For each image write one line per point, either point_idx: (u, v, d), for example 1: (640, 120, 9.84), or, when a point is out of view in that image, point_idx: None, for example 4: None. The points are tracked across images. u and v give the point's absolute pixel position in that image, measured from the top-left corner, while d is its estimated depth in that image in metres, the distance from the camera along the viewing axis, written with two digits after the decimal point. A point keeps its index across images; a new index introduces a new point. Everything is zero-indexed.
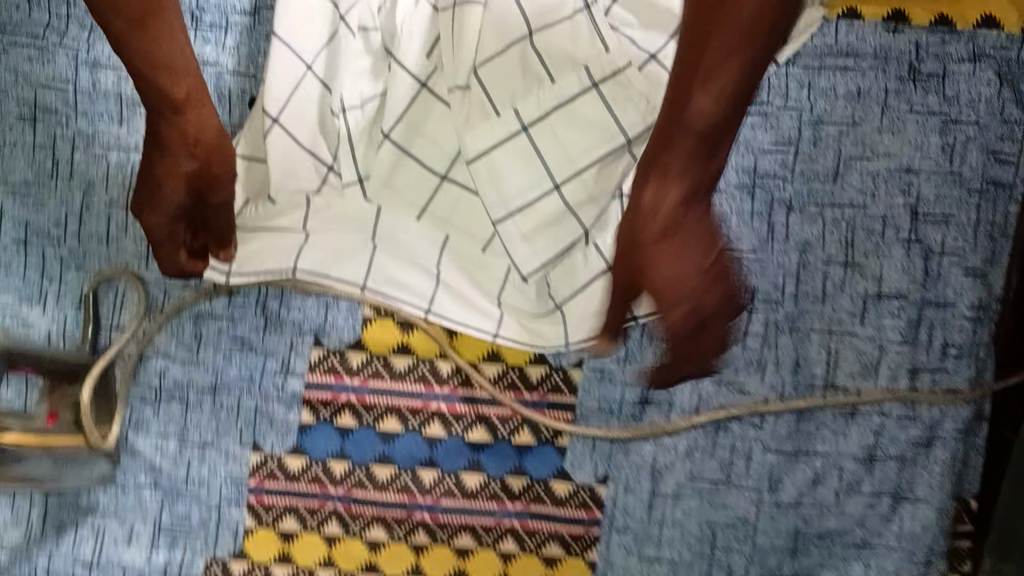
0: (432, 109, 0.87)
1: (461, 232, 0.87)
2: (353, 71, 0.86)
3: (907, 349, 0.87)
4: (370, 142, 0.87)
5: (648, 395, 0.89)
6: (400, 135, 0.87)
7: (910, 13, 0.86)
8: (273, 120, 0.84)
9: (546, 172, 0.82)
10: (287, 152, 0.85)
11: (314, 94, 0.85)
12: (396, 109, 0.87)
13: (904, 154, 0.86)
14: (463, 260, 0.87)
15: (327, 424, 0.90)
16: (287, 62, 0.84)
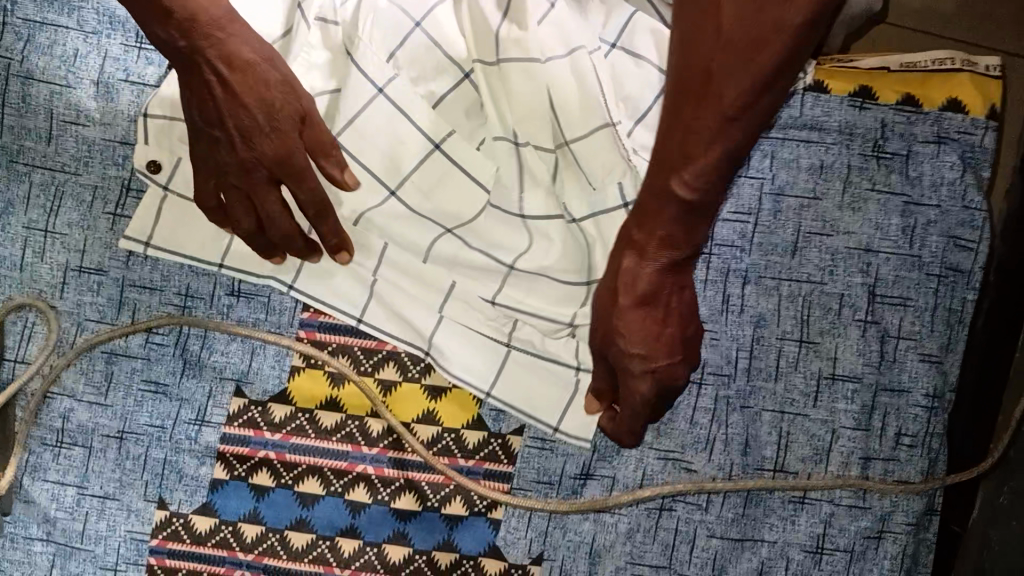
0: (385, 117, 0.82)
1: (403, 243, 0.84)
2: (304, 62, 0.82)
3: (860, 436, 0.83)
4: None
5: (591, 469, 0.83)
6: (347, 140, 0.82)
7: (878, 92, 0.85)
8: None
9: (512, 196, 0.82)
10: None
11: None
12: (348, 113, 0.81)
13: (864, 233, 0.83)
14: (405, 270, 0.84)
15: (241, 481, 0.83)
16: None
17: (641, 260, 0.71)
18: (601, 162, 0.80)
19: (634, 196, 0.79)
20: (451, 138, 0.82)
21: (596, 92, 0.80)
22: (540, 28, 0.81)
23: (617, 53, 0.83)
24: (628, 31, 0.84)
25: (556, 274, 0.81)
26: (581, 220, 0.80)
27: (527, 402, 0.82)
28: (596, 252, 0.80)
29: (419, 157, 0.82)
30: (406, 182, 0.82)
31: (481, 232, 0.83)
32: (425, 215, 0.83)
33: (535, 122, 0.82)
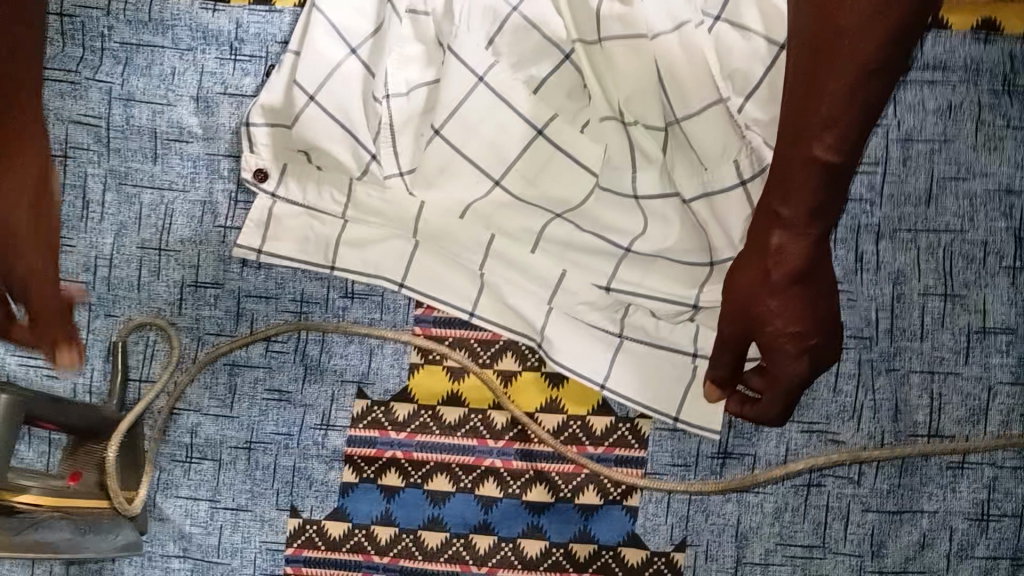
0: (489, 107, 0.80)
1: (509, 235, 0.82)
2: (399, 55, 0.83)
3: (1020, 392, 0.77)
4: (415, 131, 0.83)
5: (729, 447, 0.79)
6: (453, 132, 0.80)
7: (1002, 23, 0.79)
8: (309, 99, 0.81)
9: (624, 180, 0.79)
10: (325, 129, 0.82)
11: (357, 75, 0.81)
12: (449, 103, 0.80)
13: (1003, 174, 0.78)
14: (514, 262, 0.82)
15: (371, 483, 0.82)
16: (325, 47, 0.82)
17: (789, 230, 0.65)
18: (713, 141, 0.75)
19: (748, 175, 0.75)
20: (554, 123, 0.80)
21: (704, 69, 0.75)
22: (646, 3, 0.75)
23: (721, 27, 0.74)
24: (733, 1, 0.74)
25: (674, 256, 0.78)
26: (691, 202, 0.77)
27: (643, 388, 0.80)
28: (711, 231, 0.76)
29: (524, 146, 0.80)
30: (512, 172, 0.81)
31: (594, 216, 0.80)
32: (531, 202, 0.81)
33: (641, 105, 0.78)
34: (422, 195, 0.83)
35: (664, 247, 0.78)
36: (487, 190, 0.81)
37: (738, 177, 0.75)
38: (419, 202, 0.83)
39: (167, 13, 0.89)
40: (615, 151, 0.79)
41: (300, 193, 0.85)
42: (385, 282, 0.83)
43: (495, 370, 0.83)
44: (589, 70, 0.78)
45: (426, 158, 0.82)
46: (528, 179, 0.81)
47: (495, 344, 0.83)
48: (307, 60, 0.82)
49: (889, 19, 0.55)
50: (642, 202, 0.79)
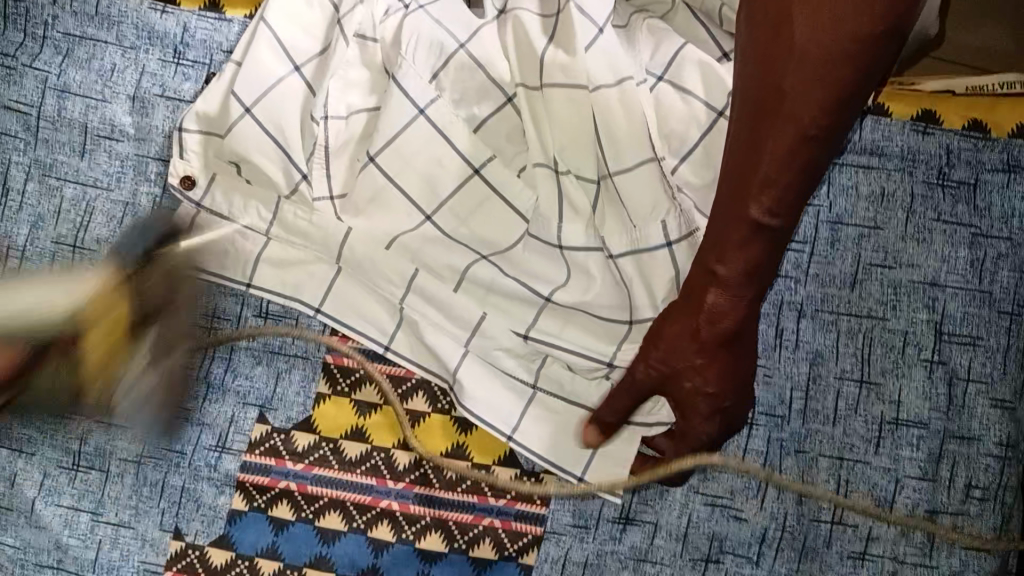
0: (426, 139, 0.77)
1: (430, 270, 0.79)
2: (341, 79, 0.79)
3: (926, 487, 0.76)
4: (351, 155, 0.80)
5: (631, 513, 0.77)
6: (386, 160, 0.77)
7: (942, 117, 0.79)
8: (244, 111, 0.78)
9: (550, 228, 0.76)
10: (257, 144, 0.79)
11: (298, 92, 0.79)
12: (385, 130, 0.77)
13: (929, 267, 0.78)
14: (434, 301, 0.79)
15: (260, 513, 0.78)
16: (268, 61, 0.79)
17: (724, 290, 0.64)
18: (643, 197, 0.73)
19: (677, 237, 0.73)
20: (491, 163, 0.78)
21: (642, 125, 0.72)
22: (589, 56, 0.73)
23: (662, 87, 0.74)
24: (677, 63, 0.74)
25: (596, 311, 0.75)
26: (618, 258, 0.74)
27: (550, 443, 0.77)
28: (636, 290, 0.74)
29: (457, 182, 0.78)
30: (442, 208, 0.78)
31: (517, 261, 0.77)
32: (458, 240, 0.78)
33: (577, 154, 0.75)
34: (349, 221, 0.79)
35: (586, 301, 0.75)
36: (412, 222, 0.78)
37: (665, 238, 0.73)
38: (344, 228, 0.80)
39: (115, 9, 0.87)
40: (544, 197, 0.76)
41: (224, 206, 0.81)
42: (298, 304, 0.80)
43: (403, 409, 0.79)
44: (528, 112, 0.76)
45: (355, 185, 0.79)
46: (456, 215, 0.78)
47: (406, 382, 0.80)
48: (246, 71, 0.78)
49: (832, 94, 0.58)
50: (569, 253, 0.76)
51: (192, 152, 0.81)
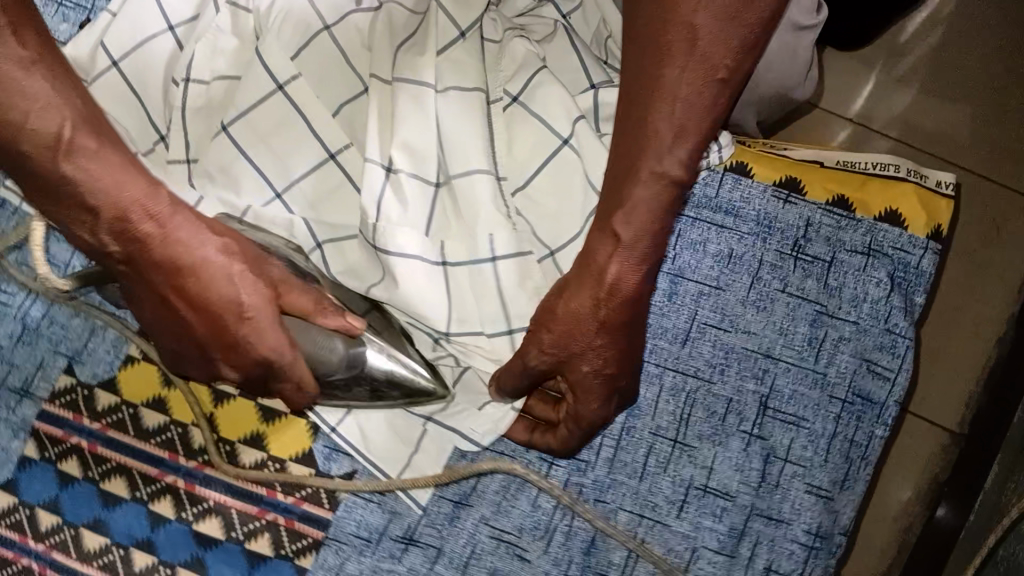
0: (281, 116, 0.75)
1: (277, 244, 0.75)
2: (210, 45, 0.77)
3: (722, 562, 0.73)
4: (207, 119, 0.77)
5: (415, 534, 0.74)
6: (240, 132, 0.75)
7: (807, 188, 0.77)
8: (112, 64, 0.77)
9: (379, 225, 0.70)
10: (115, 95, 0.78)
11: (164, 52, 0.78)
12: (244, 103, 0.75)
13: (766, 337, 0.75)
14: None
15: (48, 465, 0.76)
16: (143, 14, 0.78)
17: (628, 256, 0.59)
18: (480, 208, 0.71)
19: (506, 253, 0.70)
20: (348, 151, 0.76)
21: (486, 137, 0.72)
22: (439, 59, 0.73)
23: (516, 106, 0.73)
24: (533, 86, 0.73)
25: (421, 315, 0.71)
26: (451, 268, 0.71)
27: (368, 442, 0.75)
28: (464, 302, 0.72)
29: (313, 166, 0.76)
30: (294, 188, 0.76)
31: (348, 256, 0.75)
32: (304, 222, 0.76)
33: (417, 159, 0.71)
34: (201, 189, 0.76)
35: (414, 302, 0.71)
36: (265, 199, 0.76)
37: (496, 254, 0.70)
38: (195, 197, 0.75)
39: None
40: (378, 190, 0.70)
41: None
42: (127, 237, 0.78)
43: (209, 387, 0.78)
44: (373, 105, 0.72)
45: (208, 150, 0.76)
46: (302, 197, 0.76)
47: None
48: (119, 24, 0.77)
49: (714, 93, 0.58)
50: (392, 257, 0.70)
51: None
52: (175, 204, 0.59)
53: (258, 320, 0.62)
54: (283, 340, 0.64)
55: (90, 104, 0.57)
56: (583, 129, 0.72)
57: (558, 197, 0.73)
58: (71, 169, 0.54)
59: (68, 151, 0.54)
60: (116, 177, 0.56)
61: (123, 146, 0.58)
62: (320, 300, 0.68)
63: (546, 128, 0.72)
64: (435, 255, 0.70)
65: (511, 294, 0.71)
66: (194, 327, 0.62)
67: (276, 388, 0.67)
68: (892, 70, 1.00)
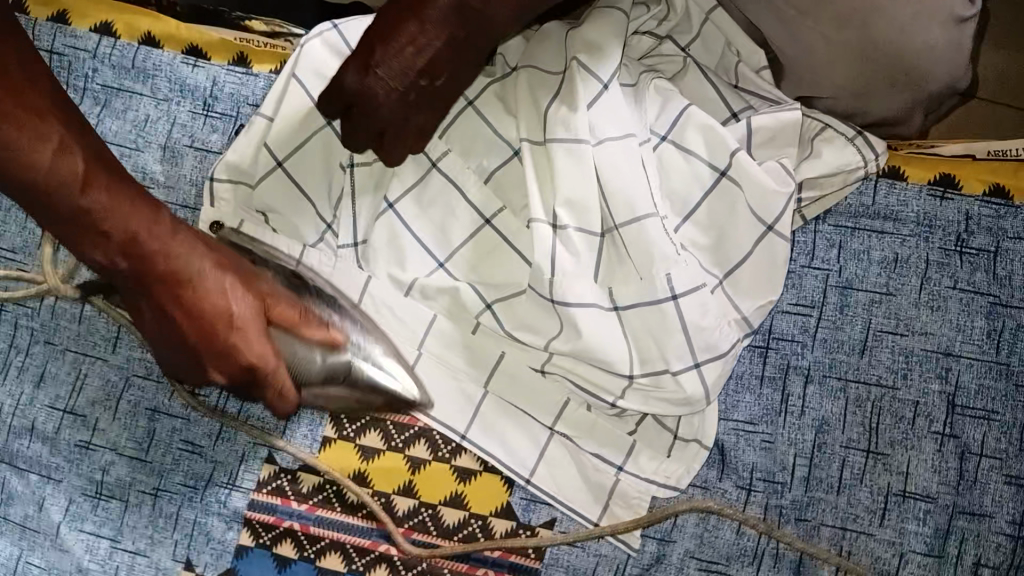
0: (442, 189, 0.79)
1: (449, 314, 0.80)
2: None
3: (932, 563, 0.73)
4: (369, 203, 0.80)
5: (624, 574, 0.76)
6: (404, 208, 0.79)
7: (961, 181, 0.77)
8: (277, 165, 0.79)
9: (552, 282, 0.72)
10: (281, 195, 0.80)
11: (319, 148, 0.80)
12: (408, 180, 0.79)
13: (943, 335, 0.75)
14: (454, 346, 0.79)
15: (266, 551, 0.81)
16: (302, 117, 0.79)
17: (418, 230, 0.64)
18: (645, 251, 0.71)
19: (682, 288, 0.71)
20: (502, 215, 0.78)
21: (644, 177, 0.72)
22: (590, 113, 0.73)
23: (665, 146, 0.74)
24: (680, 123, 0.74)
25: (604, 360, 0.72)
26: (624, 310, 0.72)
27: (564, 491, 0.77)
28: (645, 344, 0.72)
29: (470, 232, 0.78)
30: (456, 255, 0.78)
31: (519, 315, 0.76)
32: (470, 287, 0.78)
33: (577, 211, 0.72)
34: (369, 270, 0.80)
35: (601, 351, 0.72)
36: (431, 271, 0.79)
37: (671, 292, 0.71)
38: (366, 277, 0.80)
39: (149, 63, 0.87)
40: (546, 249, 0.72)
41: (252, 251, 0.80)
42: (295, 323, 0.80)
43: (404, 457, 0.80)
44: (530, 164, 0.74)
45: (373, 230, 0.79)
46: (466, 263, 0.78)
47: (399, 429, 0.81)
48: (277, 125, 0.79)
49: None
50: (573, 309, 0.71)
51: (221, 200, 0.81)
52: (174, 228, 0.67)
53: (248, 326, 0.71)
54: (268, 351, 0.72)
55: (106, 157, 0.63)
56: (741, 158, 0.72)
57: (720, 230, 0.73)
58: (93, 204, 0.61)
59: (84, 188, 0.60)
60: (121, 207, 0.62)
61: (141, 193, 0.66)
62: (303, 313, 0.76)
63: (700, 161, 0.73)
64: (607, 300, 0.73)
65: (692, 328, 0.71)
66: (188, 333, 0.69)
67: (260, 392, 0.74)
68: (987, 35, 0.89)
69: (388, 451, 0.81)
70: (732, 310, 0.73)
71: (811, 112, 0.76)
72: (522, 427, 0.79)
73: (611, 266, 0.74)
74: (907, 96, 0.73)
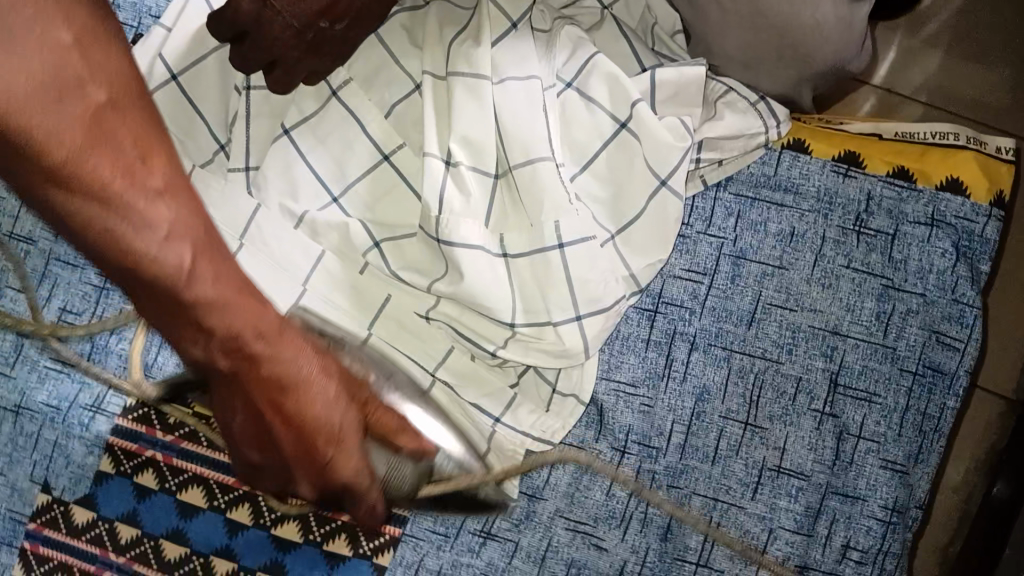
0: (339, 119, 0.76)
1: (338, 251, 0.76)
2: None
3: (800, 541, 0.72)
4: (267, 123, 0.77)
5: (492, 529, 0.74)
6: (299, 136, 0.76)
7: (868, 160, 0.77)
8: (170, 78, 0.77)
9: (439, 220, 0.69)
10: (173, 111, 0.77)
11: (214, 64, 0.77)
12: (306, 107, 0.76)
13: (833, 314, 0.75)
14: (341, 287, 0.75)
15: (125, 479, 0.77)
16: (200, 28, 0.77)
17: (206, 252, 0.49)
18: (535, 197, 0.69)
19: (570, 238, 0.69)
20: (401, 151, 0.75)
21: (544, 121, 0.70)
22: (493, 50, 0.71)
23: (569, 94, 0.72)
24: (587, 71, 0.72)
25: (484, 306, 0.69)
26: (513, 258, 0.70)
27: None
28: (528, 292, 0.70)
29: (367, 167, 0.76)
30: (350, 191, 0.76)
31: (405, 254, 0.75)
32: (361, 224, 0.75)
33: (471, 149, 0.70)
34: (261, 197, 0.76)
35: (483, 298, 0.69)
36: (323, 204, 0.76)
37: (558, 240, 0.69)
38: (255, 205, 0.75)
39: None
40: (434, 183, 0.70)
41: None
42: None
43: None
44: (430, 100, 0.71)
45: (269, 156, 0.76)
46: (359, 198, 0.76)
47: None
48: (176, 40, 0.77)
49: None
50: (456, 249, 0.69)
51: None
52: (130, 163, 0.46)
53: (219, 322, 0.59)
54: (354, 472, 0.57)
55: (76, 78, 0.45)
56: (643, 111, 0.70)
57: (616, 185, 0.72)
58: (116, 221, 0.45)
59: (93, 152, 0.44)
60: (152, 187, 0.46)
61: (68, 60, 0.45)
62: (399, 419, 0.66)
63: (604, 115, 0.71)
64: (496, 245, 0.70)
65: (578, 278, 0.69)
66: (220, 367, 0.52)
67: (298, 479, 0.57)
68: (917, 33, 0.91)
69: None
70: (620, 266, 0.71)
71: (715, 78, 0.76)
72: None
73: (506, 210, 0.72)
74: (795, 73, 0.74)
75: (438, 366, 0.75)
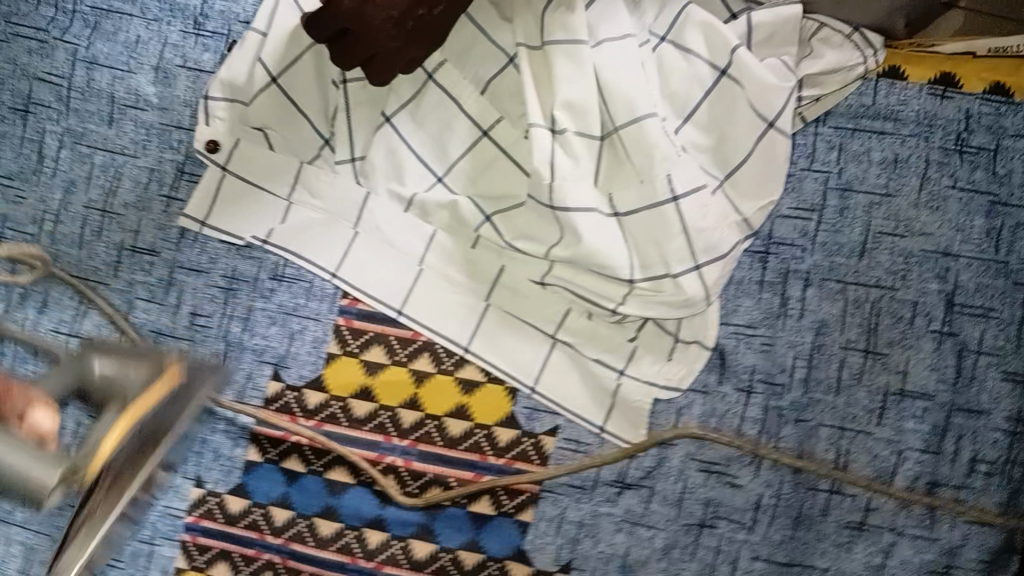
0: (439, 100, 0.78)
1: (448, 227, 0.81)
2: None
3: (929, 459, 0.74)
4: (368, 114, 0.80)
5: (627, 477, 0.77)
6: (402, 121, 0.79)
7: (963, 80, 0.77)
8: (270, 79, 0.79)
9: (552, 188, 0.71)
10: (278, 112, 0.81)
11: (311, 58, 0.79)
12: (404, 92, 0.79)
13: (942, 235, 0.76)
14: (455, 262, 0.81)
15: (273, 466, 0.82)
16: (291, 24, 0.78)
17: None
18: (642, 153, 0.71)
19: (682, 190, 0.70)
20: (499, 125, 0.77)
21: (644, 78, 0.71)
22: (588, 13, 0.72)
23: (664, 47, 0.73)
24: (679, 24, 0.73)
25: (603, 265, 0.72)
26: (625, 215, 0.72)
27: (568, 397, 0.78)
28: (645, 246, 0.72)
29: (468, 143, 0.78)
30: (454, 168, 0.79)
31: (513, 223, 0.77)
32: (468, 199, 0.78)
33: (574, 113, 0.72)
34: (368, 185, 0.81)
35: (601, 257, 0.71)
36: (431, 182, 0.79)
37: (671, 193, 0.70)
38: (363, 192, 0.81)
39: None
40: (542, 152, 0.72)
41: (247, 168, 0.82)
42: (314, 267, 0.82)
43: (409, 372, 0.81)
44: (528, 72, 0.73)
45: (374, 144, 0.80)
46: (464, 174, 0.79)
47: (401, 344, 0.81)
48: (273, 42, 0.79)
49: None
50: (572, 214, 0.71)
51: (217, 119, 0.82)
52: None
53: None
54: None
55: None
56: (740, 57, 0.71)
57: (719, 134, 0.73)
58: None
59: None
60: None
61: None
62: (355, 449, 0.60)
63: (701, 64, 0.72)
64: (608, 205, 0.73)
65: (693, 227, 0.70)
66: None
67: None
68: None
69: (393, 365, 0.81)
70: (733, 212, 0.73)
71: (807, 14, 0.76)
72: (520, 334, 0.80)
73: (612, 169, 0.74)
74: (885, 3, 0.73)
75: (558, 326, 0.79)
